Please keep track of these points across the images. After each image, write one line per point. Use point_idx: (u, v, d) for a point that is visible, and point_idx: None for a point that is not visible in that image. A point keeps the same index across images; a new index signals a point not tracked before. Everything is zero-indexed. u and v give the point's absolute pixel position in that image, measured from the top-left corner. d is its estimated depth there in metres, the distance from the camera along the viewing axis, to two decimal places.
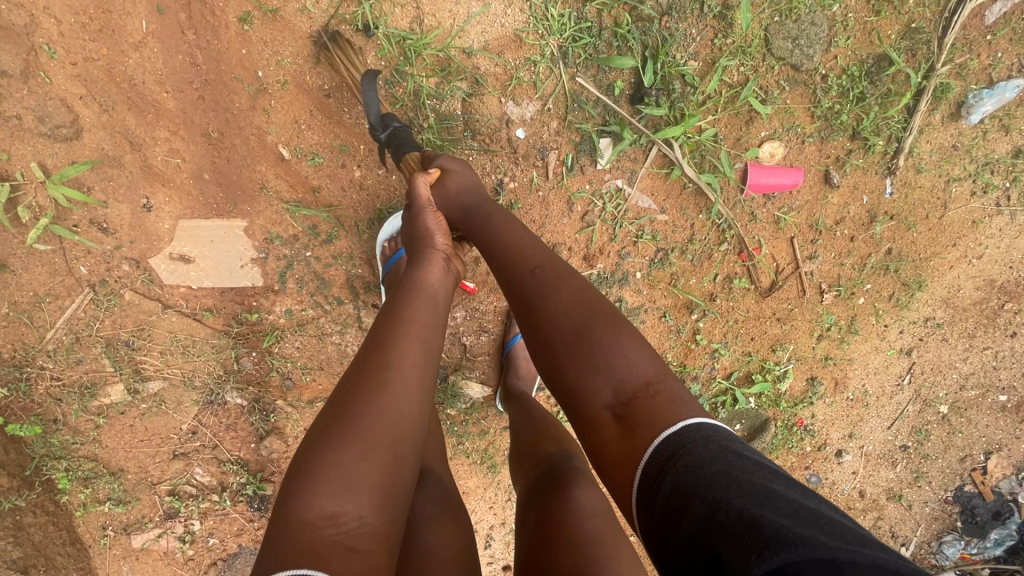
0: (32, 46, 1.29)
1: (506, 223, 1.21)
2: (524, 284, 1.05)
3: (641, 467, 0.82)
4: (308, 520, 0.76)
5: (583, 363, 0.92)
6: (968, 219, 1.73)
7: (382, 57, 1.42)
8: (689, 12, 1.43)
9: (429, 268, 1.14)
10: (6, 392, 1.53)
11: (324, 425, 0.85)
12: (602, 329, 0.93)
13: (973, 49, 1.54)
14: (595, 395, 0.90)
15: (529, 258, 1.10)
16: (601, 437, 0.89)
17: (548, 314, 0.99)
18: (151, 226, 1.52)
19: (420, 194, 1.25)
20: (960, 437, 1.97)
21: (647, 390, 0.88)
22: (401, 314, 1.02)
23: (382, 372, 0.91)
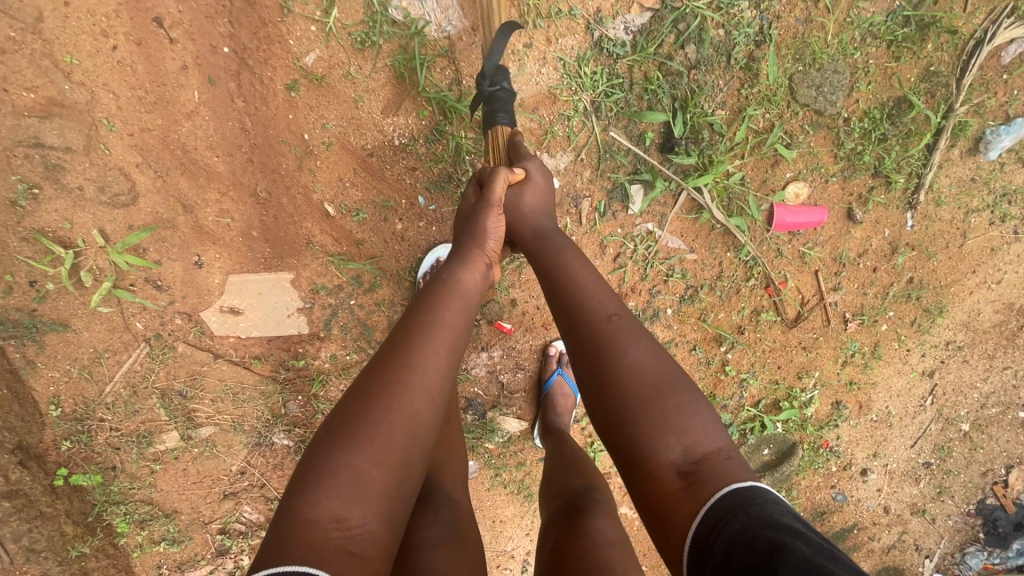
0: (93, 121, 1.36)
1: (572, 252, 1.16)
2: (596, 322, 1.00)
3: (700, 514, 0.78)
4: (314, 521, 0.75)
5: (657, 418, 0.87)
6: (987, 246, 1.75)
7: (422, 117, 1.49)
8: (716, 64, 1.50)
9: (469, 269, 1.11)
10: (68, 444, 1.58)
11: (341, 423, 0.84)
12: (683, 391, 0.90)
13: (990, 89, 1.59)
14: (661, 450, 0.85)
15: (602, 298, 1.04)
16: (656, 489, 0.84)
17: (621, 360, 0.94)
18: (202, 282, 1.56)
19: (494, 193, 1.18)
20: (982, 452, 1.96)
21: (718, 456, 0.85)
22: (434, 316, 0.99)
23: (407, 376, 0.89)
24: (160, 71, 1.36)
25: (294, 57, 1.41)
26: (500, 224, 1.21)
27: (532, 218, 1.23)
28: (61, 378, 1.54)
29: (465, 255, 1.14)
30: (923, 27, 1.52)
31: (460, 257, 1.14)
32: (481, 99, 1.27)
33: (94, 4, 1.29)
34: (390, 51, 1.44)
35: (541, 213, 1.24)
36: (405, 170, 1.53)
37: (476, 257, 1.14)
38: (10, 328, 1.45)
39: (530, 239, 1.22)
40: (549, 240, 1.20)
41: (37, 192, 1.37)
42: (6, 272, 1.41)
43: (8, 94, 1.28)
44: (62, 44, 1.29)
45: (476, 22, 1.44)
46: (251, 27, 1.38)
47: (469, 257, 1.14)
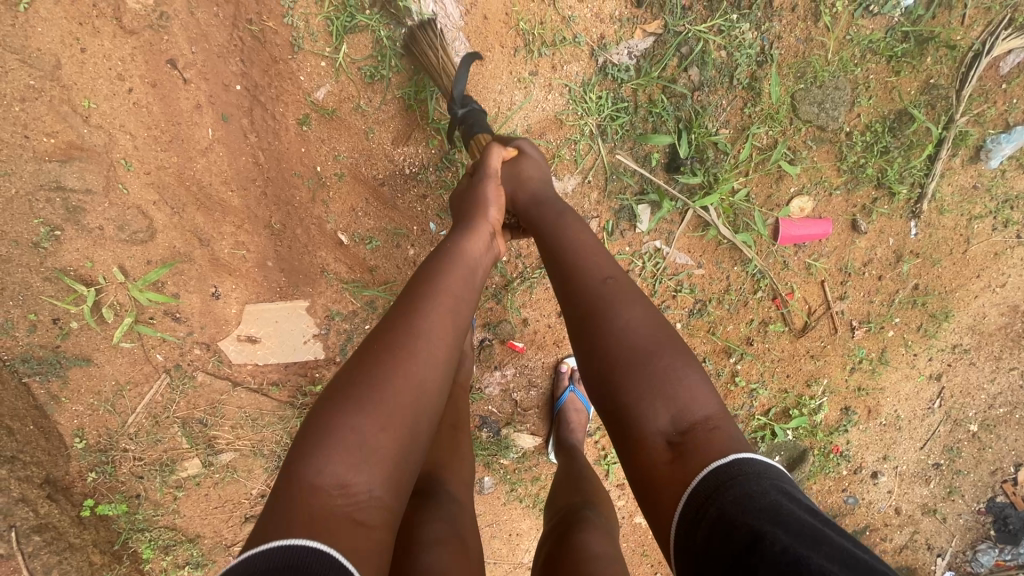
0: (111, 162, 1.38)
1: (567, 220, 1.14)
2: (587, 289, 0.98)
3: (688, 490, 0.75)
4: (319, 486, 0.74)
5: (647, 381, 0.84)
6: (990, 251, 1.77)
7: (432, 146, 1.52)
8: (719, 85, 1.53)
9: (471, 241, 1.11)
10: (94, 475, 1.60)
11: (345, 386, 0.84)
12: (674, 354, 0.87)
13: (990, 98, 1.62)
14: (650, 418, 0.82)
15: (594, 266, 1.02)
16: (647, 461, 0.81)
17: (610, 326, 0.91)
18: (220, 312, 1.59)
19: (492, 163, 1.19)
20: (990, 452, 1.97)
21: (708, 423, 0.81)
22: (438, 282, 0.99)
23: (409, 341, 0.89)
24: (175, 111, 1.39)
25: (305, 93, 1.44)
26: (498, 193, 1.20)
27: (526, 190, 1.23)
28: (86, 412, 1.56)
29: (466, 226, 1.14)
30: (922, 42, 1.54)
31: (461, 228, 1.14)
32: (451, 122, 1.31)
33: (109, 50, 1.32)
34: (399, 84, 1.46)
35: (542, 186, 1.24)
36: (416, 198, 1.56)
37: (479, 229, 1.14)
38: (35, 364, 1.48)
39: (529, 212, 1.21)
40: (544, 212, 1.18)
41: (59, 233, 1.40)
42: (31, 311, 1.44)
43: (29, 141, 1.32)
44: (79, 90, 1.32)
45: (483, 52, 1.47)
46: (262, 65, 1.41)
47: (471, 228, 1.14)
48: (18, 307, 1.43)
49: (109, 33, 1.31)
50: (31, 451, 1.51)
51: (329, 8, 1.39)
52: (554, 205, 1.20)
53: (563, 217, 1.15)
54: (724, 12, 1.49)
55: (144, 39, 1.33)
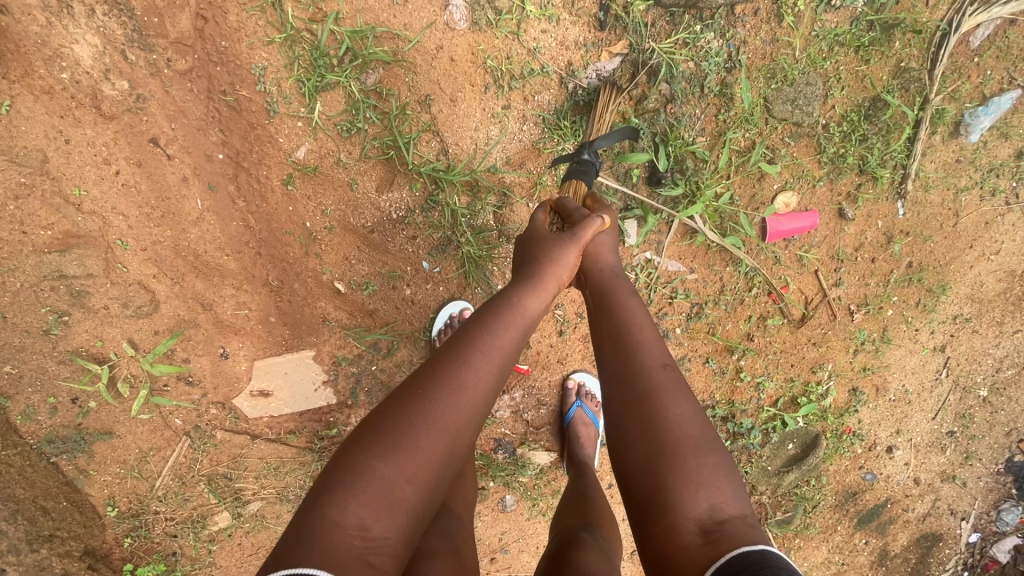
0: (108, 244, 1.42)
1: (632, 301, 1.10)
2: (647, 369, 0.96)
3: (711, 571, 0.78)
4: (342, 526, 0.74)
5: (695, 471, 0.86)
6: (981, 221, 1.77)
7: (415, 189, 1.54)
8: (691, 95, 1.55)
9: (535, 296, 1.03)
10: (130, 539, 1.65)
11: (382, 432, 0.82)
12: (721, 457, 0.89)
13: (962, 74, 1.63)
14: (689, 505, 0.84)
15: (653, 347, 1.01)
16: (674, 539, 0.83)
17: (666, 413, 0.91)
18: (230, 370, 1.62)
19: (587, 231, 1.13)
20: (1003, 414, 1.97)
21: (741, 523, 0.85)
22: (491, 336, 0.94)
23: (454, 396, 0.86)
24: (163, 186, 1.42)
25: (286, 153, 1.47)
26: (575, 262, 1.12)
27: (597, 262, 1.18)
28: (114, 481, 1.60)
29: (529, 279, 1.06)
30: (888, 28, 1.55)
31: (524, 279, 1.06)
32: (571, 157, 1.35)
33: (92, 137, 1.35)
34: (376, 133, 1.49)
35: (610, 255, 1.20)
36: (406, 240, 1.58)
37: (543, 287, 1.05)
38: (60, 444, 1.52)
39: (596, 282, 1.16)
40: (609, 286, 1.14)
41: (67, 318, 1.44)
42: (50, 394, 1.49)
43: (27, 236, 1.36)
44: (69, 180, 1.36)
45: (454, 93, 1.50)
46: (241, 132, 1.44)
47: (536, 284, 1.05)
48: (37, 392, 1.48)
49: (90, 121, 1.34)
50: (67, 526, 1.56)
51: (299, 70, 1.41)
52: (622, 283, 1.14)
53: (629, 293, 1.11)
54: (687, 25, 1.50)
55: (124, 122, 1.36)
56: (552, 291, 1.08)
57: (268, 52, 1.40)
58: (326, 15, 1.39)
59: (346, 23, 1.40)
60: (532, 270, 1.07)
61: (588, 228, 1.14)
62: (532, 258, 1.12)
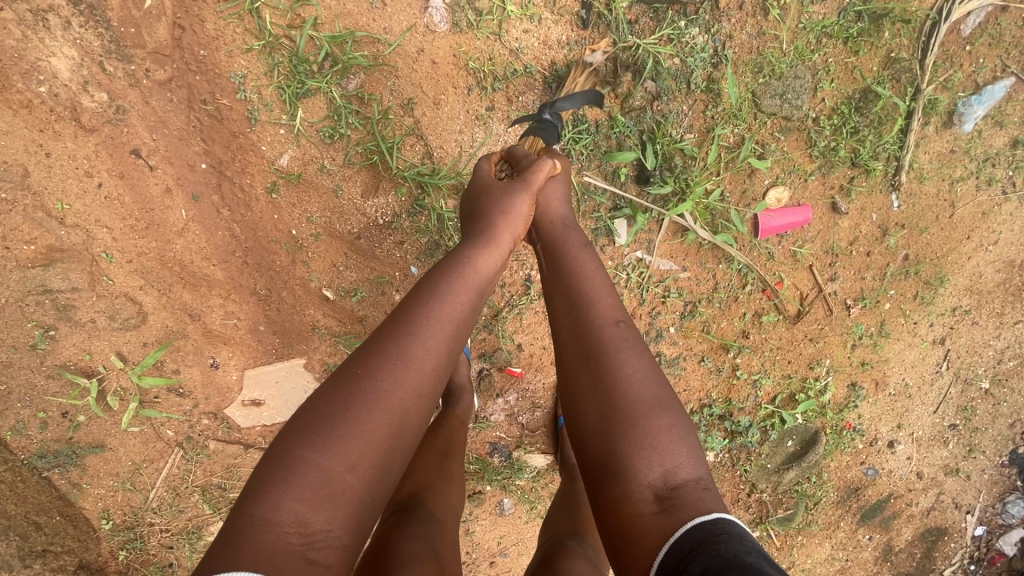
0: (92, 257, 1.41)
1: (583, 253, 1.13)
2: (597, 324, 0.99)
3: (665, 546, 0.75)
4: (275, 523, 0.72)
5: (646, 432, 0.86)
6: (978, 212, 1.74)
7: (400, 195, 1.53)
8: (677, 91, 1.53)
9: (484, 252, 1.07)
10: (125, 552, 1.64)
11: (321, 418, 0.81)
12: (674, 415, 0.89)
13: (954, 63, 1.60)
14: (643, 470, 0.84)
15: (605, 301, 1.03)
16: (629, 507, 0.82)
17: (614, 368, 0.93)
18: (221, 381, 1.60)
19: (538, 176, 1.17)
20: (1006, 405, 1.95)
21: (697, 486, 0.83)
22: (438, 305, 0.95)
23: (398, 368, 0.87)
24: (146, 198, 1.41)
25: (269, 161, 1.46)
26: (528, 210, 1.16)
27: (548, 213, 1.21)
28: (108, 494, 1.59)
29: (481, 237, 1.10)
30: (876, 19, 1.53)
31: (475, 240, 1.10)
32: (533, 116, 1.40)
33: (73, 150, 1.34)
34: (359, 139, 1.47)
35: (562, 207, 1.23)
36: (394, 245, 1.57)
37: (492, 242, 1.09)
38: (52, 459, 1.52)
39: (547, 233, 1.19)
40: (560, 237, 1.17)
41: (53, 332, 1.44)
42: (40, 409, 1.48)
43: (11, 251, 1.36)
44: (51, 194, 1.35)
45: (437, 96, 1.48)
46: (223, 141, 1.42)
47: (487, 242, 1.09)
48: (27, 407, 1.47)
49: (70, 134, 1.33)
50: (61, 541, 1.57)
51: (279, 77, 1.40)
52: (572, 233, 1.18)
53: (580, 246, 1.14)
54: (671, 20, 1.49)
55: (104, 134, 1.35)
56: (504, 246, 1.12)
57: (247, 60, 1.38)
58: (304, 20, 1.38)
59: (325, 28, 1.39)
60: (483, 228, 1.11)
61: (537, 173, 1.18)
62: (484, 213, 1.15)
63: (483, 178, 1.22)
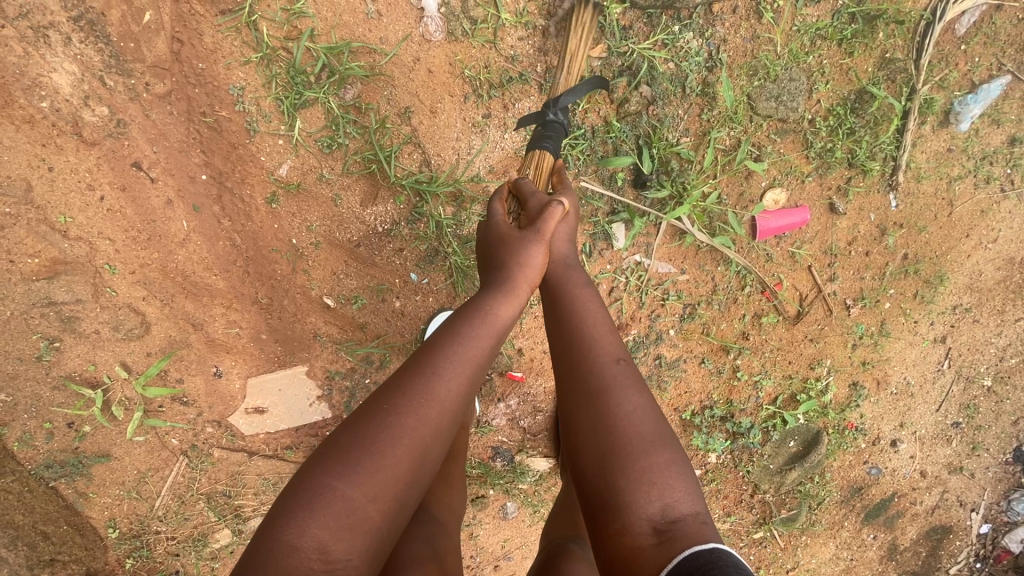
0: (96, 269, 1.43)
1: (588, 297, 1.12)
2: (599, 364, 1.00)
3: (662, 573, 0.77)
4: (300, 548, 0.73)
5: (646, 468, 0.88)
6: (976, 210, 1.74)
7: (399, 203, 1.54)
8: (672, 96, 1.54)
9: (498, 296, 1.04)
10: (132, 560, 1.66)
11: (345, 449, 0.82)
12: (674, 453, 0.90)
13: (949, 62, 1.61)
14: (642, 505, 0.85)
15: (608, 342, 1.04)
16: (628, 540, 0.84)
17: (616, 409, 0.94)
18: (224, 389, 1.62)
19: (549, 225, 1.09)
20: (1009, 403, 1.94)
21: (695, 520, 0.85)
22: (457, 343, 0.96)
23: (420, 407, 0.87)
24: (148, 210, 1.43)
25: (268, 172, 1.47)
26: (542, 261, 1.10)
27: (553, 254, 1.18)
28: (114, 503, 1.61)
29: (496, 282, 1.07)
30: (871, 20, 1.53)
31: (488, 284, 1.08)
32: (537, 118, 1.33)
33: (75, 164, 1.36)
34: (357, 148, 1.48)
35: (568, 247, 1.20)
36: (393, 252, 1.58)
37: (507, 287, 1.06)
38: (58, 469, 1.53)
39: (552, 275, 1.16)
40: (566, 278, 1.15)
41: (58, 344, 1.45)
42: (45, 420, 1.49)
43: (14, 264, 1.37)
44: (54, 207, 1.37)
45: (434, 104, 1.49)
46: (222, 153, 1.44)
47: (500, 284, 1.06)
48: (33, 418, 1.48)
49: (72, 148, 1.35)
50: (68, 549, 1.58)
51: (277, 88, 1.42)
52: (577, 275, 1.16)
53: (584, 289, 1.12)
54: (665, 26, 1.50)
55: (106, 148, 1.37)
56: (522, 296, 1.07)
57: (245, 72, 1.40)
58: (301, 32, 1.39)
59: (321, 40, 1.41)
60: (496, 274, 1.09)
61: (551, 218, 1.10)
62: (493, 255, 1.12)
63: (498, 221, 1.15)
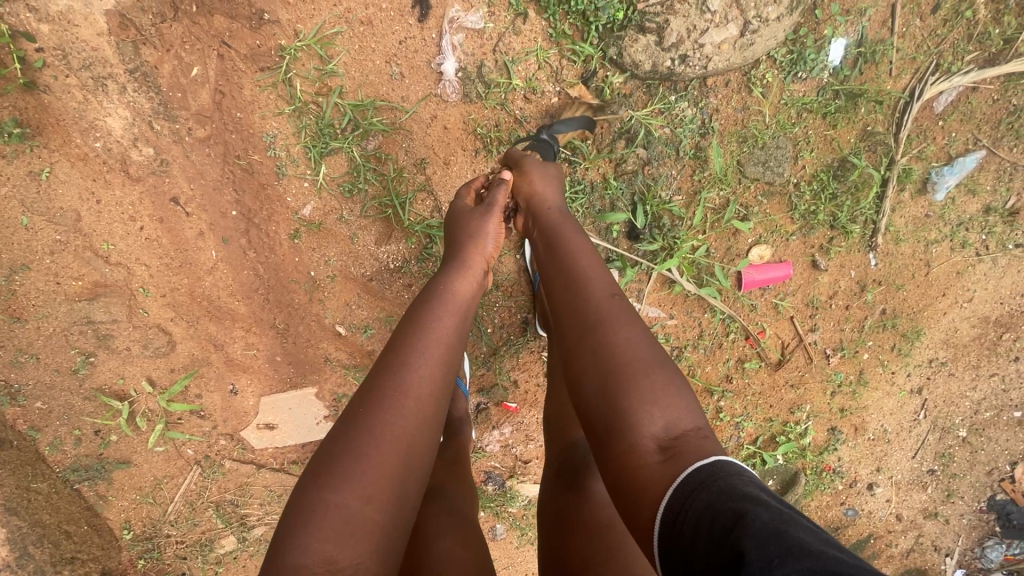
0: (131, 292, 1.56)
1: (579, 242, 1.21)
2: (593, 303, 1.05)
3: (670, 490, 0.76)
4: (305, 566, 0.81)
5: (641, 389, 0.89)
6: (952, 271, 1.84)
7: (410, 243, 1.67)
8: (667, 157, 1.66)
9: (459, 279, 1.20)
10: (144, 560, 1.77)
11: (332, 463, 0.90)
12: (669, 373, 0.92)
13: (928, 136, 1.72)
14: (644, 422, 0.86)
15: (599, 283, 1.10)
16: (635, 460, 0.83)
17: (610, 339, 0.98)
18: (239, 406, 1.74)
19: (497, 198, 1.34)
20: (983, 453, 2.02)
21: (695, 436, 0.85)
22: (428, 334, 1.07)
23: (399, 400, 0.97)
24: (181, 240, 1.56)
25: (293, 211, 1.61)
26: (496, 230, 1.33)
27: (541, 202, 1.33)
28: (131, 506, 1.72)
29: (458, 262, 1.24)
30: (853, 97, 1.66)
31: (451, 266, 1.23)
32: (532, 135, 1.57)
33: (121, 197, 1.50)
34: (375, 193, 1.62)
35: (555, 193, 1.34)
36: (402, 287, 1.70)
37: (472, 266, 1.24)
38: (83, 472, 1.65)
39: (544, 220, 1.29)
40: (557, 226, 1.26)
41: (93, 359, 1.58)
42: (75, 427, 1.62)
43: (60, 286, 1.51)
44: (98, 235, 1.50)
45: (447, 156, 1.63)
46: (252, 192, 1.57)
47: (462, 266, 1.23)
48: (64, 425, 1.61)
49: (119, 183, 1.49)
50: (87, 549, 1.68)
51: (306, 137, 1.55)
52: (570, 222, 1.28)
53: (575, 233, 1.23)
54: (662, 95, 1.62)
55: (149, 183, 1.51)
56: (476, 269, 1.25)
57: (278, 122, 1.54)
58: (331, 88, 1.54)
59: (349, 96, 1.55)
60: (458, 256, 1.25)
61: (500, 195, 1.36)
62: (462, 235, 1.31)
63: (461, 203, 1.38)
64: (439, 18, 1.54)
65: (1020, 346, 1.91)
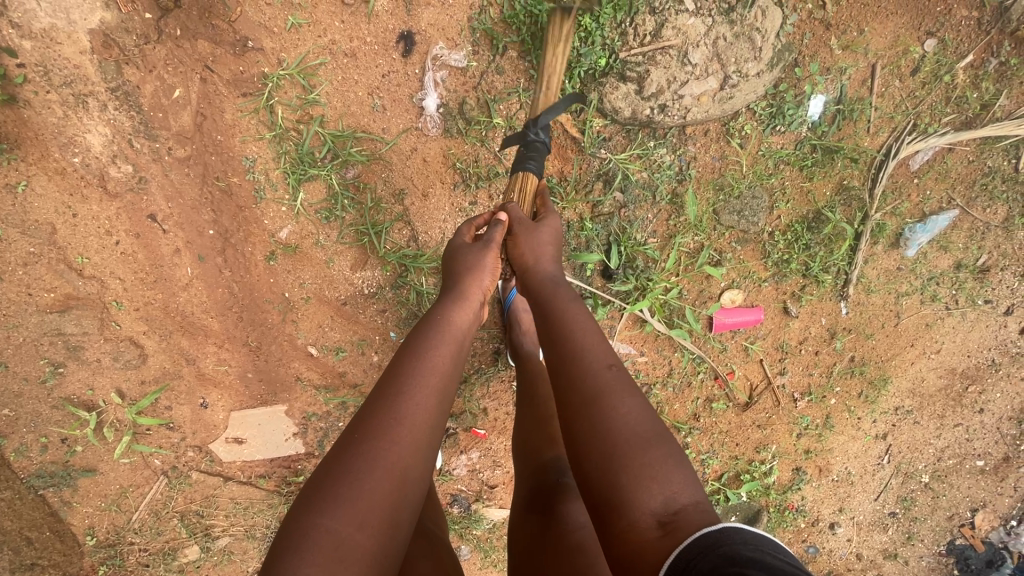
0: (104, 305, 1.57)
1: (573, 306, 1.18)
2: (594, 371, 1.04)
3: (677, 552, 0.79)
4: None
5: (644, 464, 0.90)
6: (921, 323, 1.85)
7: (385, 270, 1.68)
8: (643, 201, 1.70)
9: (456, 311, 1.20)
10: (105, 567, 1.77)
11: (325, 488, 0.90)
12: (670, 448, 0.93)
13: (903, 192, 1.74)
14: (644, 497, 0.87)
15: (599, 347, 1.08)
16: (636, 535, 0.85)
17: (611, 411, 0.97)
18: (208, 419, 1.75)
19: (494, 237, 1.30)
20: (945, 499, 2.00)
21: (695, 510, 0.86)
22: (425, 368, 1.08)
23: (394, 430, 0.97)
24: (157, 255, 1.57)
25: (270, 234, 1.62)
26: (493, 266, 1.30)
27: (529, 262, 1.28)
28: (95, 513, 1.73)
29: (454, 295, 1.23)
30: (829, 152, 1.68)
31: (449, 297, 1.23)
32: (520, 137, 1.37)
33: (97, 212, 1.50)
34: (352, 220, 1.63)
35: (548, 264, 1.28)
36: (375, 312, 1.71)
37: (467, 298, 1.24)
38: (48, 479, 1.66)
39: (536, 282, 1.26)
40: (556, 284, 1.24)
41: (62, 369, 1.59)
42: (42, 435, 1.63)
43: (32, 297, 1.52)
44: (73, 248, 1.51)
45: (426, 188, 1.64)
46: (230, 213, 1.58)
47: (458, 297, 1.23)
48: (32, 432, 1.62)
49: (96, 198, 1.49)
50: (47, 556, 1.71)
51: (285, 163, 1.57)
52: (562, 289, 1.23)
53: (567, 297, 1.19)
54: (641, 140, 1.65)
55: (126, 200, 1.52)
56: (472, 301, 1.25)
57: (258, 147, 1.55)
58: (312, 117, 1.55)
59: (330, 126, 1.57)
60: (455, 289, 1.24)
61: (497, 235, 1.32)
62: (458, 270, 1.28)
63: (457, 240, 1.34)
64: (423, 54, 1.57)
65: (985, 398, 1.91)
